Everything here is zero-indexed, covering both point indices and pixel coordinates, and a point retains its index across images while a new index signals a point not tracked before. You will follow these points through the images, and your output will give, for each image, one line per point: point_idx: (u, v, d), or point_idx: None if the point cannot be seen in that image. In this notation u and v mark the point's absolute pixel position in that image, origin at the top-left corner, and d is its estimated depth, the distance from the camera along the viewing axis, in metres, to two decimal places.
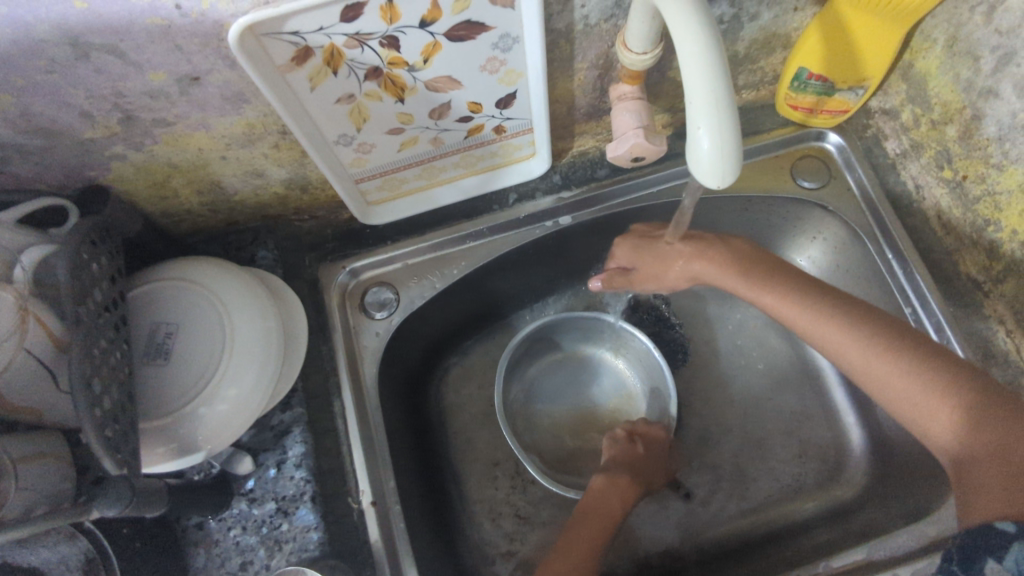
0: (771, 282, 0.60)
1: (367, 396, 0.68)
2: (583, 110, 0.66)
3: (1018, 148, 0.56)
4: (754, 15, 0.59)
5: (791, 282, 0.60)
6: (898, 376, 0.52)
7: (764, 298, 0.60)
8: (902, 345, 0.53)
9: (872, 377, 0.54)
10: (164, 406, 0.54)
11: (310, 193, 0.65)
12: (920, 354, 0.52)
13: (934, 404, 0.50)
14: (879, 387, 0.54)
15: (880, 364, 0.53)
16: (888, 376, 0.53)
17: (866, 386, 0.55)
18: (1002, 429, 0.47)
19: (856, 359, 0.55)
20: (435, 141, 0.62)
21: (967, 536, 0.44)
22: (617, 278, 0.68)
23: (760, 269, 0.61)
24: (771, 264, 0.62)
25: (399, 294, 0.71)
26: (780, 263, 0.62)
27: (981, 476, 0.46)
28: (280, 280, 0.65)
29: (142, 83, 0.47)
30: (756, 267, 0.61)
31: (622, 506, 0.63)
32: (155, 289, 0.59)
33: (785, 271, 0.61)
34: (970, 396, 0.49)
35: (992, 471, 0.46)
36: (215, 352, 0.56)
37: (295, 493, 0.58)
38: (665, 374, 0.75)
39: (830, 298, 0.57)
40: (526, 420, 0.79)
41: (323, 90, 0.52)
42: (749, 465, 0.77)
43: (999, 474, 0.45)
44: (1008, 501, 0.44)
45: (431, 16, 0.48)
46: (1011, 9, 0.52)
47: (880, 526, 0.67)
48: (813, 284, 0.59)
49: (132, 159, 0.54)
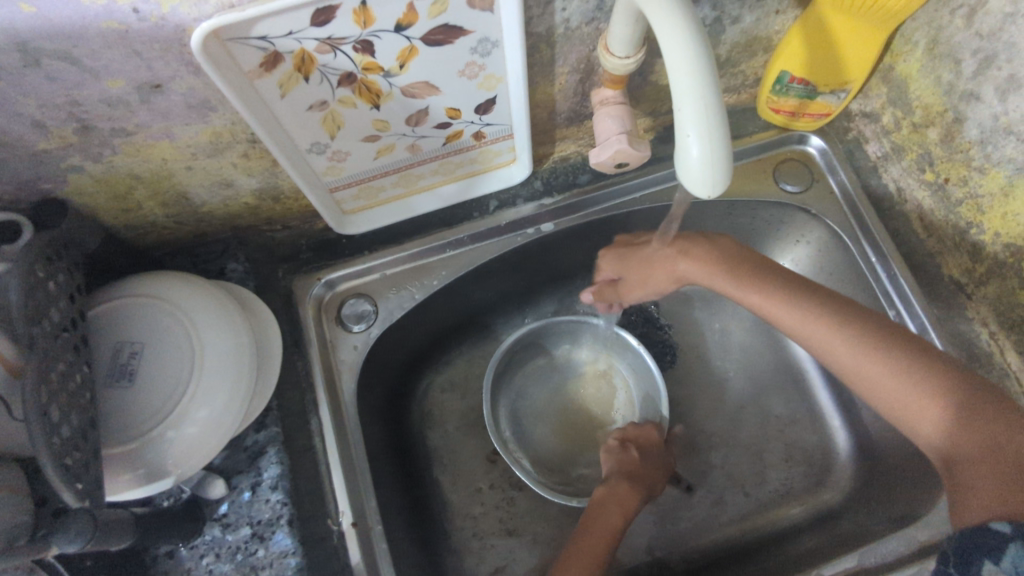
0: (758, 281, 0.58)
1: (345, 412, 0.65)
2: (564, 115, 0.65)
3: (999, 151, 0.56)
4: (735, 18, 0.59)
5: (778, 281, 0.57)
6: (889, 377, 0.51)
7: (751, 297, 0.58)
8: (893, 345, 0.52)
9: (861, 377, 0.53)
10: (129, 430, 0.52)
11: (282, 203, 0.63)
12: (912, 352, 0.51)
13: (925, 404, 0.49)
14: (869, 388, 0.53)
15: (870, 364, 0.52)
16: (878, 377, 0.52)
17: (856, 388, 0.54)
18: (995, 428, 0.46)
19: (846, 359, 0.53)
20: (413, 147, 0.60)
21: (963, 538, 0.43)
22: (608, 290, 0.68)
23: (746, 268, 0.59)
24: (756, 262, 0.60)
25: (377, 306, 0.69)
26: (765, 260, 0.60)
27: (974, 477, 0.45)
28: (252, 293, 0.62)
29: (98, 91, 0.44)
30: (742, 266, 0.59)
31: (624, 515, 0.62)
32: (118, 306, 0.56)
33: (772, 270, 0.59)
34: (962, 397, 0.48)
35: (986, 474, 0.45)
36: (184, 372, 0.54)
37: (271, 517, 0.56)
38: (653, 373, 0.73)
39: (817, 297, 0.56)
40: (516, 428, 0.77)
41: (295, 97, 0.50)
42: (736, 470, 0.76)
43: (995, 475, 0.44)
44: (1005, 501, 0.43)
45: (406, 19, 0.46)
46: (992, 12, 0.52)
47: (868, 530, 0.67)
48: (800, 282, 0.57)
49: (91, 170, 0.51)
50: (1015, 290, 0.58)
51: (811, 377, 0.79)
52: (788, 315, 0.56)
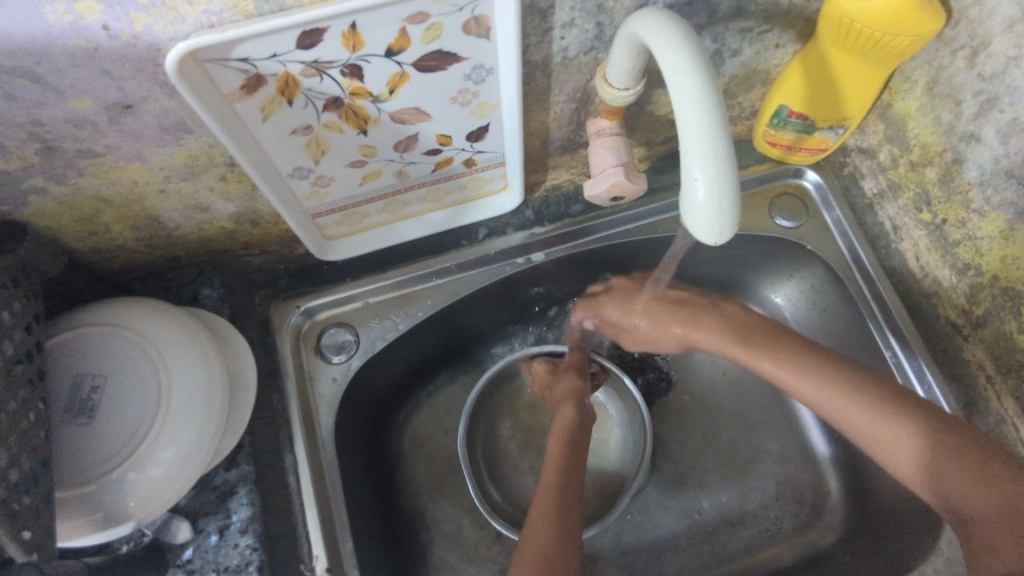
0: (768, 349, 0.58)
1: (322, 447, 0.62)
2: (558, 144, 0.63)
3: (1000, 194, 0.55)
4: (735, 51, 0.57)
5: (791, 348, 0.58)
6: (905, 444, 0.50)
7: (763, 364, 0.58)
8: (908, 411, 0.51)
9: (877, 443, 0.51)
10: (87, 473, 0.48)
11: (261, 227, 0.60)
12: (928, 419, 0.50)
13: (944, 473, 0.48)
14: (882, 453, 0.51)
15: (883, 425, 0.51)
16: (891, 440, 0.51)
17: (874, 455, 0.52)
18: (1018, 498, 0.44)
19: (861, 425, 0.52)
20: (400, 174, 0.58)
21: None
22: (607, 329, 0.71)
23: (756, 335, 0.60)
24: (766, 329, 0.60)
25: (359, 336, 0.66)
26: (775, 328, 0.60)
27: (999, 547, 0.44)
28: (227, 322, 0.59)
29: (64, 111, 0.41)
30: (751, 334, 0.60)
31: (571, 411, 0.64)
32: (80, 336, 0.52)
33: (782, 336, 0.59)
34: (973, 456, 0.47)
35: (1007, 539, 0.44)
36: (148, 408, 0.50)
37: (239, 563, 0.52)
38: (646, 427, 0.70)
39: (830, 365, 0.55)
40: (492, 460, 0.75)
41: (277, 121, 0.47)
42: (726, 509, 0.74)
43: (1018, 544, 0.43)
44: None
45: (398, 44, 0.44)
46: (995, 55, 0.51)
47: None
48: (812, 350, 0.57)
49: (54, 192, 0.48)
50: (1012, 336, 0.57)
51: (802, 414, 0.77)
52: (801, 381, 0.55)
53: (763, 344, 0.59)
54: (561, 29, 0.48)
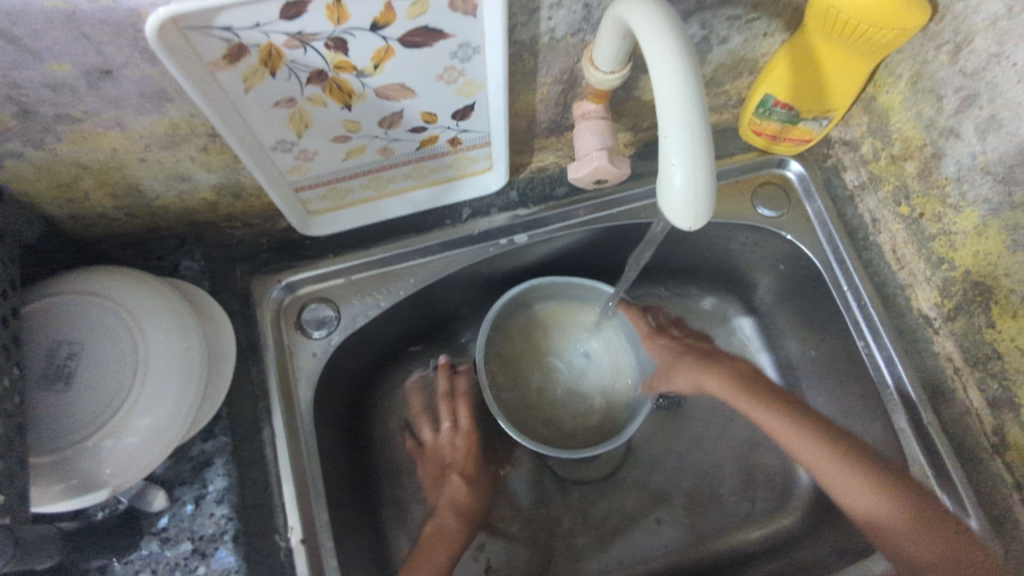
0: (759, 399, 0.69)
1: (300, 420, 0.62)
2: (544, 126, 0.63)
3: (975, 190, 0.56)
4: (722, 38, 0.57)
5: (776, 400, 0.68)
6: (871, 500, 0.59)
7: (751, 410, 0.69)
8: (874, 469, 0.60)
9: (848, 495, 0.61)
10: (62, 438, 0.48)
11: (243, 200, 0.59)
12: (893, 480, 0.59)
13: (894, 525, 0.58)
14: (854, 507, 0.61)
15: (853, 481, 0.61)
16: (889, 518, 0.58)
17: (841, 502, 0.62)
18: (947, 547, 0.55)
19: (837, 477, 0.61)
20: (384, 150, 0.58)
21: None
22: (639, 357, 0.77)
23: (751, 386, 0.70)
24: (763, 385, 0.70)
25: (339, 311, 0.66)
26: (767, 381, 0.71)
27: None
28: (206, 294, 0.59)
29: (41, 75, 0.40)
30: (750, 385, 0.70)
31: None
32: (57, 302, 0.52)
33: (774, 391, 0.69)
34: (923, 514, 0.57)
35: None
36: (126, 376, 0.50)
37: (215, 532, 0.53)
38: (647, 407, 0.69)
39: (809, 418, 0.66)
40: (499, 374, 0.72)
41: (260, 92, 0.47)
42: (699, 491, 0.76)
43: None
44: None
45: (383, 19, 0.43)
46: (976, 52, 0.52)
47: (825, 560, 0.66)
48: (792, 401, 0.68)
49: (31, 157, 0.47)
50: (981, 329, 0.58)
51: None
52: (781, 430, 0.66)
53: (766, 400, 0.68)
54: (549, 10, 0.48)
